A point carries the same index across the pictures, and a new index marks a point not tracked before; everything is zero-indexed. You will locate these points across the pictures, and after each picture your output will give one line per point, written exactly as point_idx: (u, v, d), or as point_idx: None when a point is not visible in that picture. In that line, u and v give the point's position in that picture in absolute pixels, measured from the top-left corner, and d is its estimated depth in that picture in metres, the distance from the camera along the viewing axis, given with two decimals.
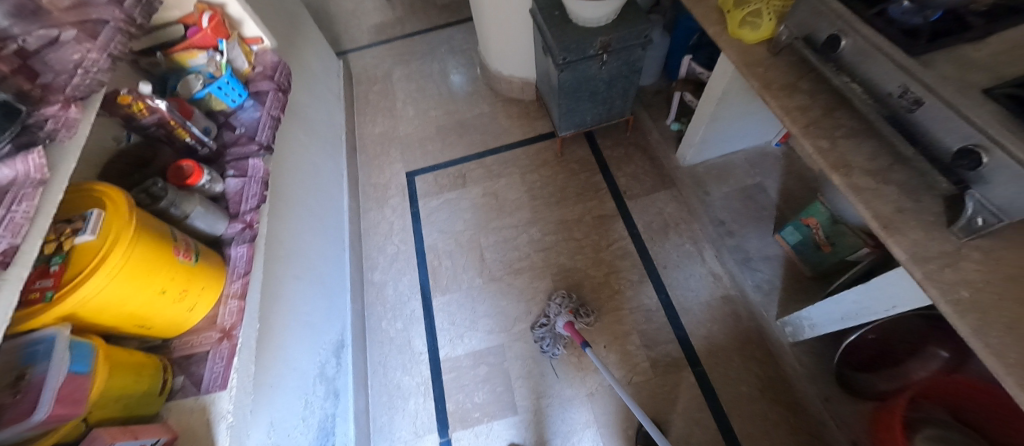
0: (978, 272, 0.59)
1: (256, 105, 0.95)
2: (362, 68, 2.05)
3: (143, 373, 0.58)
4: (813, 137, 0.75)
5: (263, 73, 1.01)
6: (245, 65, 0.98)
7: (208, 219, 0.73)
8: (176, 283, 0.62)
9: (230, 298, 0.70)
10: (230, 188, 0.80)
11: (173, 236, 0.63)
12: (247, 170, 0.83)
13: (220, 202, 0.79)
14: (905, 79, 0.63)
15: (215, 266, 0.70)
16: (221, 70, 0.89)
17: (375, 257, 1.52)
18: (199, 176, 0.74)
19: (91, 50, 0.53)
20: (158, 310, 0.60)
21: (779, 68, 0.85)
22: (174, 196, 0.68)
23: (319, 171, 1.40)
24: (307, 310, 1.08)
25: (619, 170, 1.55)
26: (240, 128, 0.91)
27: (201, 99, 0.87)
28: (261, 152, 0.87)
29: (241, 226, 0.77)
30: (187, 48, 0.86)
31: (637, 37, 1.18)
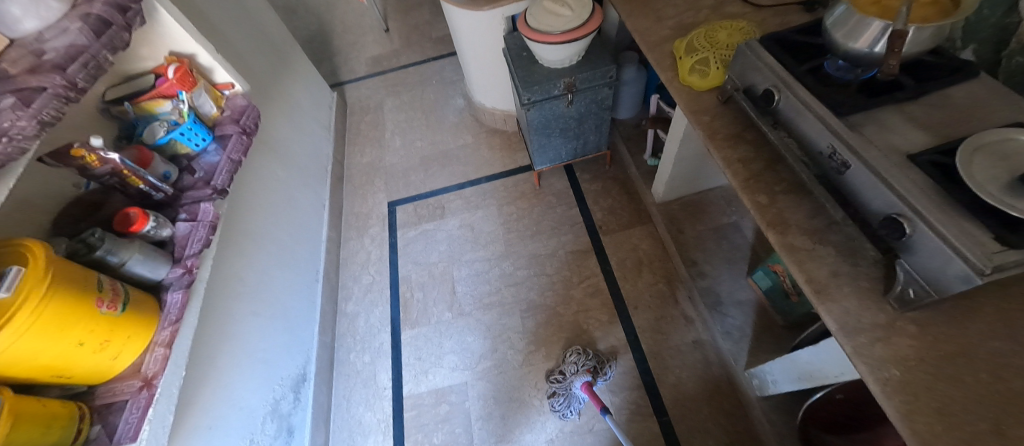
0: (911, 348, 0.55)
1: (219, 148, 0.99)
2: (356, 99, 2.11)
3: (53, 425, 0.59)
4: (752, 192, 0.73)
5: (231, 117, 1.05)
6: (212, 109, 1.02)
7: (148, 264, 0.75)
8: (97, 334, 0.63)
9: (157, 345, 0.73)
10: (178, 231, 0.84)
11: (99, 287, 0.65)
12: (197, 214, 0.88)
13: (167, 246, 0.83)
14: (833, 139, 0.60)
15: (147, 313, 0.73)
16: (184, 117, 0.93)
17: (350, 287, 1.53)
18: (143, 223, 0.76)
19: (21, 118, 0.57)
20: (77, 360, 0.62)
21: (726, 117, 0.83)
22: (111, 244, 0.70)
23: (297, 203, 1.43)
24: (264, 346, 1.10)
25: (597, 204, 1.53)
26: (199, 172, 0.94)
27: (164, 145, 0.92)
28: (213, 196, 0.91)
29: (183, 271, 0.80)
30: (154, 96, 0.90)
31: (601, 78, 1.20)
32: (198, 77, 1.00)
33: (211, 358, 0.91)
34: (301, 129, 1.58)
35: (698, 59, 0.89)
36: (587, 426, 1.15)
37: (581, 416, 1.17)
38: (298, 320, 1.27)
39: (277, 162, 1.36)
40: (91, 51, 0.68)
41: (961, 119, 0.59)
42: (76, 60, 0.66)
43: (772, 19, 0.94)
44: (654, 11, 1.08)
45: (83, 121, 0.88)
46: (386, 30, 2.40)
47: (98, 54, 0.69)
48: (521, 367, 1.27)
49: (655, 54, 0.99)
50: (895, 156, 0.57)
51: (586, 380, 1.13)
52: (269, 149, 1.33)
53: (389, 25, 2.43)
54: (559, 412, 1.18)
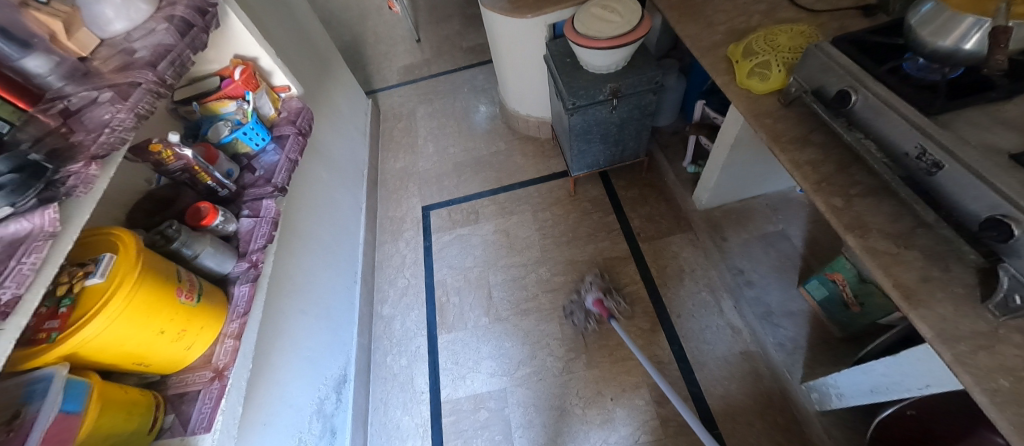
0: (1020, 358, 0.51)
1: (276, 148, 0.99)
2: (389, 105, 2.14)
3: (135, 412, 0.59)
4: (825, 195, 0.71)
5: (287, 118, 1.06)
6: (270, 111, 1.03)
7: (217, 258, 0.76)
8: (176, 323, 0.64)
9: (226, 337, 0.73)
10: (242, 227, 0.84)
11: (179, 277, 0.65)
12: (260, 210, 0.87)
13: (231, 241, 0.83)
14: (922, 139, 0.58)
15: (217, 305, 0.73)
16: (247, 117, 0.94)
17: (385, 290, 1.53)
18: (213, 217, 0.77)
19: (121, 110, 0.58)
20: (157, 348, 0.63)
21: (790, 120, 0.82)
22: (186, 237, 0.72)
23: (339, 204, 1.44)
24: (308, 345, 1.08)
25: (634, 212, 1.51)
26: (260, 171, 0.95)
27: (228, 143, 0.93)
28: (274, 193, 0.90)
29: (247, 265, 0.80)
30: (219, 97, 0.91)
31: (647, 83, 1.20)
32: (260, 81, 1.00)
33: (264, 354, 0.90)
34: (342, 134, 1.61)
35: (756, 62, 0.88)
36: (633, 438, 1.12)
37: (626, 427, 1.13)
38: (339, 321, 1.27)
39: (323, 164, 1.38)
40: (177, 50, 0.69)
41: None
42: (164, 57, 0.67)
43: (831, 23, 0.93)
44: (705, 17, 1.08)
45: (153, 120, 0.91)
46: (417, 40, 2.45)
47: (183, 54, 0.70)
48: (561, 375, 1.24)
49: (709, 59, 0.98)
50: (994, 156, 0.54)
51: (597, 297, 1.27)
52: (316, 151, 1.36)
53: (421, 36, 2.48)
54: (604, 423, 1.15)
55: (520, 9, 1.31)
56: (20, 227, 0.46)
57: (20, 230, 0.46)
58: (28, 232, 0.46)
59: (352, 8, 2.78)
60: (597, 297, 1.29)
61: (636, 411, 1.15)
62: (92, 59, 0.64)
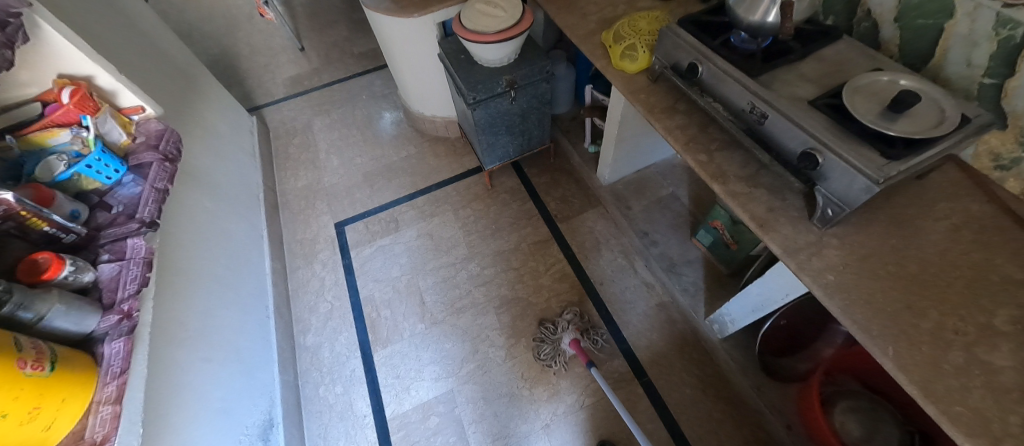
0: (838, 257, 0.67)
1: (136, 179, 0.85)
2: (280, 122, 1.99)
3: None
4: (693, 153, 0.83)
5: (146, 142, 0.91)
6: (122, 136, 0.88)
7: (73, 316, 0.62)
8: (24, 400, 0.50)
9: (101, 404, 0.60)
10: (104, 274, 0.70)
11: (19, 345, 0.52)
12: (125, 252, 0.73)
13: (90, 294, 0.68)
14: (751, 97, 0.72)
15: (81, 371, 0.59)
16: (89, 146, 0.78)
17: (306, 318, 1.42)
18: (58, 269, 0.62)
19: None
20: (2, 436, 0.48)
21: (659, 93, 0.94)
22: (23, 297, 0.57)
23: (237, 235, 1.31)
24: (223, 395, 0.97)
25: (547, 196, 1.60)
26: (117, 207, 0.80)
27: (67, 181, 0.75)
28: (142, 230, 0.77)
29: (120, 317, 0.67)
30: (45, 126, 0.75)
31: (539, 73, 1.27)
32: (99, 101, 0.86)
33: (168, 413, 0.79)
34: (228, 157, 1.46)
35: (624, 45, 1.00)
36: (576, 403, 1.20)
37: (571, 395, 1.21)
38: (257, 361, 1.16)
39: (211, 193, 1.24)
40: None
41: (839, 71, 0.73)
42: None
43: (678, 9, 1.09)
44: (578, 9, 1.18)
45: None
46: (301, 49, 2.30)
47: None
48: (504, 362, 1.28)
49: (587, 47, 1.08)
50: (800, 103, 0.69)
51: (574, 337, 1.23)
52: (200, 179, 1.22)
53: (305, 44, 2.33)
54: (552, 397, 1.21)
55: (405, 9, 1.30)
56: None
57: None
58: None
59: (217, 19, 2.50)
60: (575, 337, 1.23)
61: (577, 377, 1.24)
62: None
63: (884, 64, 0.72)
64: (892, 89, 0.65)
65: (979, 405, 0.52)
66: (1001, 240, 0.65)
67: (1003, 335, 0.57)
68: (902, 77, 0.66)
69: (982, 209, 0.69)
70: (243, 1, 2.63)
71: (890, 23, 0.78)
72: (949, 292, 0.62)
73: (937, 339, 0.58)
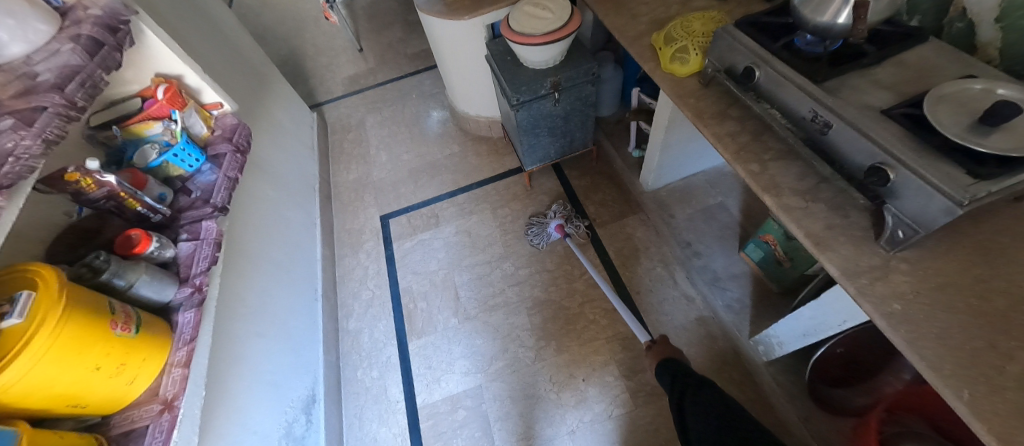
0: (907, 284, 0.60)
1: (214, 168, 0.92)
2: (336, 117, 2.10)
3: None
4: (744, 162, 0.78)
5: (223, 136, 0.99)
6: (203, 129, 0.95)
7: (156, 285, 0.67)
8: (114, 357, 0.55)
9: (173, 366, 0.65)
10: (182, 251, 0.76)
11: (112, 309, 0.57)
12: (199, 232, 0.79)
13: (170, 267, 0.74)
14: (814, 104, 0.66)
15: (160, 335, 0.64)
16: (176, 137, 0.86)
17: (349, 305, 1.50)
18: (147, 243, 0.68)
19: (25, 137, 0.52)
20: (95, 386, 0.54)
21: (710, 98, 0.89)
22: (119, 266, 0.63)
23: (293, 221, 1.40)
24: (272, 369, 1.04)
25: (587, 200, 1.58)
26: (196, 193, 0.87)
27: (157, 168, 0.84)
28: (215, 214, 0.83)
29: (192, 289, 0.72)
30: (143, 118, 0.83)
31: (584, 75, 1.26)
32: (187, 98, 0.94)
33: (224, 381, 0.86)
34: (288, 149, 1.57)
35: (676, 48, 0.96)
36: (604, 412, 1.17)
37: (599, 404, 1.18)
38: (304, 340, 1.23)
39: (273, 181, 1.34)
40: (88, 70, 0.62)
41: (921, 77, 0.66)
42: (72, 78, 0.60)
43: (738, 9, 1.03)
44: (630, 10, 1.15)
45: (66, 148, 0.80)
46: (359, 49, 2.42)
47: (95, 74, 0.63)
48: (534, 363, 1.28)
49: (636, 48, 1.05)
50: (871, 112, 0.63)
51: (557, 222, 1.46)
52: (263, 169, 1.32)
53: (362, 45, 2.45)
54: (579, 403, 1.19)
55: (456, 11, 1.33)
56: None
57: None
58: None
59: (286, 21, 2.69)
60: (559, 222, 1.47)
61: (607, 386, 1.21)
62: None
63: (978, 70, 0.64)
64: (986, 99, 0.57)
65: None
66: None
67: None
68: (999, 86, 0.58)
69: None
70: (311, 4, 2.81)
71: (989, 24, 0.69)
72: None
73: None
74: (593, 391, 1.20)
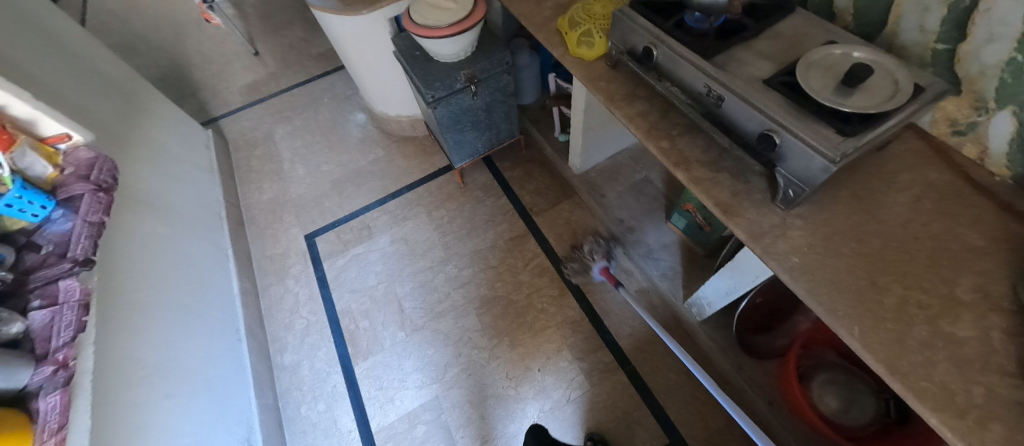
0: (802, 238, 0.66)
1: (65, 216, 0.77)
2: (240, 132, 1.91)
3: None
4: (655, 139, 0.81)
5: (76, 174, 0.84)
6: (47, 169, 0.79)
7: (6, 371, 0.54)
8: None
9: None
10: (33, 323, 0.63)
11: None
12: (57, 296, 0.67)
13: (18, 345, 0.62)
14: (707, 79, 0.70)
15: (15, 430, 0.53)
16: (7, 183, 0.68)
17: (283, 337, 1.39)
18: None
19: None
20: None
21: (618, 80, 0.92)
22: None
23: (198, 258, 1.25)
24: (193, 429, 0.93)
25: (521, 190, 1.58)
26: (47, 246, 0.73)
27: None
28: (76, 269, 0.70)
29: (57, 367, 0.61)
30: None
31: (499, 65, 1.23)
32: (15, 133, 0.78)
33: None
34: (183, 177, 1.39)
35: (579, 31, 0.96)
36: (561, 396, 1.19)
37: (557, 389, 1.21)
38: (230, 388, 1.12)
39: (165, 217, 1.19)
40: None
41: (794, 46, 0.71)
42: None
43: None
44: None
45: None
46: (255, 53, 2.21)
47: None
48: (489, 363, 1.27)
49: (543, 36, 1.05)
50: (755, 82, 0.66)
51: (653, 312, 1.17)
52: (151, 204, 1.16)
53: (259, 48, 2.24)
54: (539, 392, 1.21)
55: (353, 6, 1.25)
56: None
57: None
58: None
59: (163, 27, 2.38)
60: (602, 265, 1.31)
61: (562, 370, 1.23)
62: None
63: (838, 36, 0.70)
64: (845, 63, 0.63)
65: (944, 378, 0.52)
66: (960, 208, 0.65)
67: (964, 305, 0.57)
68: (855, 49, 0.65)
69: (941, 177, 0.69)
70: (190, 6, 2.50)
71: None
72: (912, 266, 0.61)
73: (900, 314, 0.58)
74: (545, 375, 1.23)
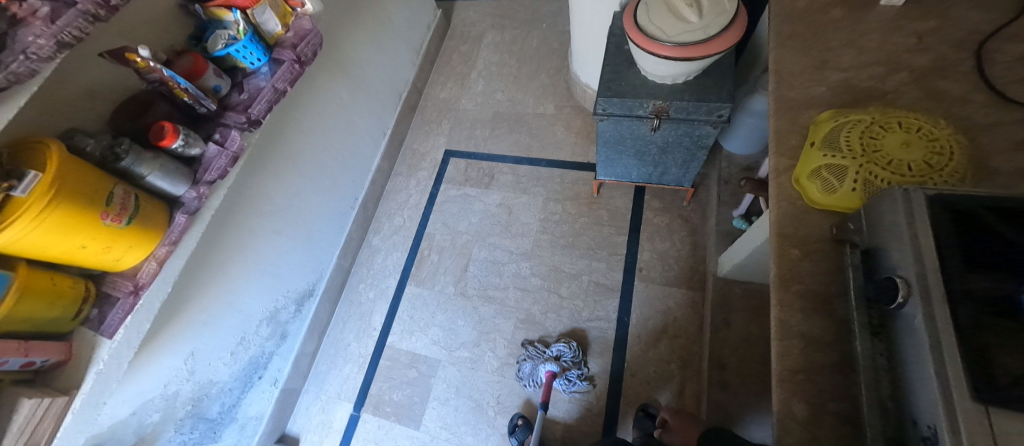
0: None
1: (271, 73, 0.90)
2: (461, 21, 1.95)
3: (58, 303, 0.64)
4: (793, 392, 0.52)
5: (291, 41, 0.94)
6: (276, 28, 0.91)
7: (168, 180, 0.73)
8: (99, 240, 0.65)
9: (152, 259, 0.74)
10: (206, 153, 0.79)
11: (109, 199, 0.65)
12: (226, 139, 0.82)
13: (194, 163, 0.80)
14: (943, 426, 0.36)
15: (153, 227, 0.72)
16: (241, 32, 0.83)
17: (382, 222, 1.55)
18: (172, 140, 0.71)
19: (41, 36, 0.52)
20: (87, 256, 0.65)
21: (823, 263, 0.57)
22: (135, 157, 0.68)
23: (361, 129, 1.43)
24: (278, 259, 1.16)
25: (648, 241, 1.30)
26: (246, 94, 0.87)
27: (221, 58, 0.84)
28: (245, 126, 0.85)
29: (198, 195, 0.78)
30: (221, 5, 0.83)
31: (705, 112, 0.91)
32: None
33: (222, 263, 0.97)
34: (388, 50, 1.52)
35: (831, 162, 0.59)
36: (574, 376, 1.16)
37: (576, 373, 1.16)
38: (324, 241, 1.34)
39: (353, 85, 1.35)
40: None
41: None
42: None
43: (1008, 131, 0.57)
44: (824, 50, 0.73)
45: (159, 16, 0.82)
46: None
47: None
48: (492, 373, 1.23)
49: (780, 119, 0.69)
50: None
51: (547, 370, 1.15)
52: (348, 70, 1.31)
53: None
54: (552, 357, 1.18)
55: None
56: None
57: None
58: None
59: None
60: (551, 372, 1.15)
61: (570, 347, 1.18)
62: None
63: None
64: None
65: None
66: None
67: None
68: None
69: None
70: None
71: None
72: None
73: None
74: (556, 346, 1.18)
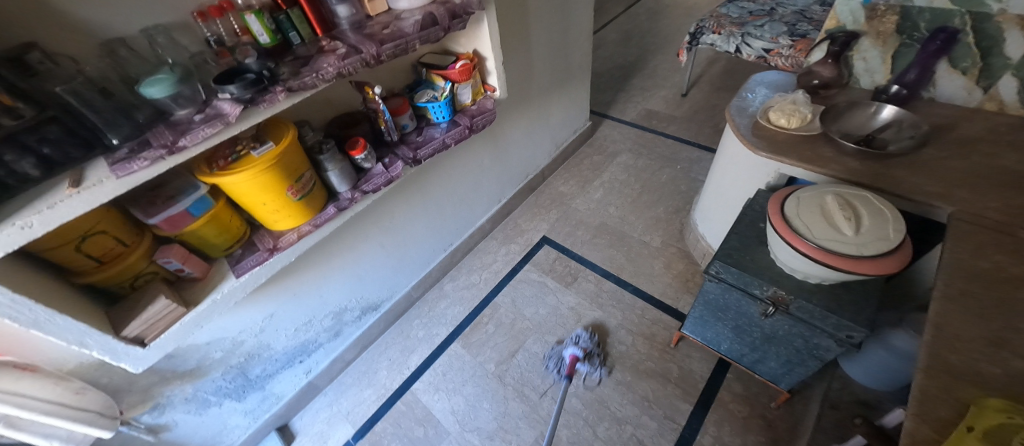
0: None
1: (447, 129, 1.07)
2: (604, 136, 2.12)
3: (223, 236, 0.83)
4: None
5: (472, 112, 1.12)
6: (466, 100, 1.11)
7: (339, 178, 0.90)
8: (276, 204, 0.81)
9: (295, 231, 0.89)
10: (373, 169, 0.96)
11: (299, 178, 0.82)
12: (391, 166, 0.97)
13: (361, 173, 0.96)
14: None
15: (311, 209, 0.88)
16: (441, 96, 1.04)
17: (461, 273, 1.63)
18: (359, 152, 0.91)
19: (330, 66, 0.75)
20: (261, 212, 0.82)
21: None
22: (329, 154, 0.87)
23: (484, 190, 1.59)
24: (368, 268, 1.28)
25: (714, 425, 1.16)
26: (422, 137, 1.05)
27: (419, 107, 1.06)
28: (407, 163, 0.99)
29: (351, 197, 0.93)
30: (438, 73, 1.06)
31: (829, 324, 0.84)
32: (476, 73, 1.11)
33: (328, 252, 1.11)
34: (535, 138, 1.71)
35: None
36: None
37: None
38: (409, 268, 1.45)
39: (496, 155, 1.53)
40: (406, 40, 0.84)
41: None
42: (393, 41, 0.82)
43: None
44: (1003, 329, 0.64)
45: (397, 68, 1.08)
46: (683, 94, 2.28)
47: (410, 43, 0.85)
48: None
49: (929, 379, 0.60)
50: None
51: None
52: (497, 142, 1.50)
53: (690, 92, 2.30)
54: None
55: (758, 138, 1.07)
56: (225, 108, 0.68)
57: (224, 110, 0.68)
58: (225, 113, 0.68)
59: (658, 37, 2.77)
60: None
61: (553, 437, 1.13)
62: (374, 18, 0.90)
63: None
64: None
65: None
66: None
67: None
68: None
69: None
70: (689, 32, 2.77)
71: None
72: None
73: None
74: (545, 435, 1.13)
